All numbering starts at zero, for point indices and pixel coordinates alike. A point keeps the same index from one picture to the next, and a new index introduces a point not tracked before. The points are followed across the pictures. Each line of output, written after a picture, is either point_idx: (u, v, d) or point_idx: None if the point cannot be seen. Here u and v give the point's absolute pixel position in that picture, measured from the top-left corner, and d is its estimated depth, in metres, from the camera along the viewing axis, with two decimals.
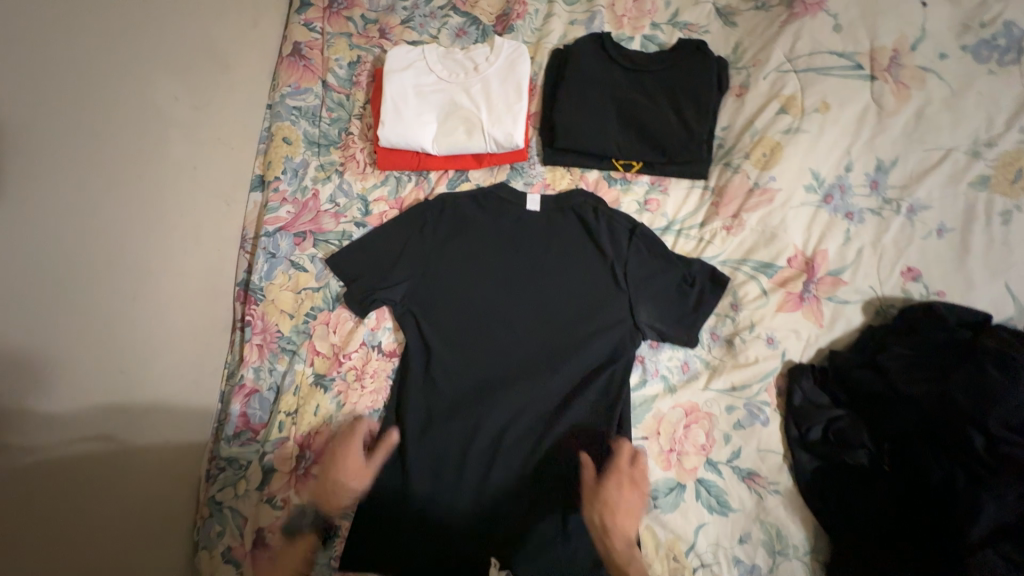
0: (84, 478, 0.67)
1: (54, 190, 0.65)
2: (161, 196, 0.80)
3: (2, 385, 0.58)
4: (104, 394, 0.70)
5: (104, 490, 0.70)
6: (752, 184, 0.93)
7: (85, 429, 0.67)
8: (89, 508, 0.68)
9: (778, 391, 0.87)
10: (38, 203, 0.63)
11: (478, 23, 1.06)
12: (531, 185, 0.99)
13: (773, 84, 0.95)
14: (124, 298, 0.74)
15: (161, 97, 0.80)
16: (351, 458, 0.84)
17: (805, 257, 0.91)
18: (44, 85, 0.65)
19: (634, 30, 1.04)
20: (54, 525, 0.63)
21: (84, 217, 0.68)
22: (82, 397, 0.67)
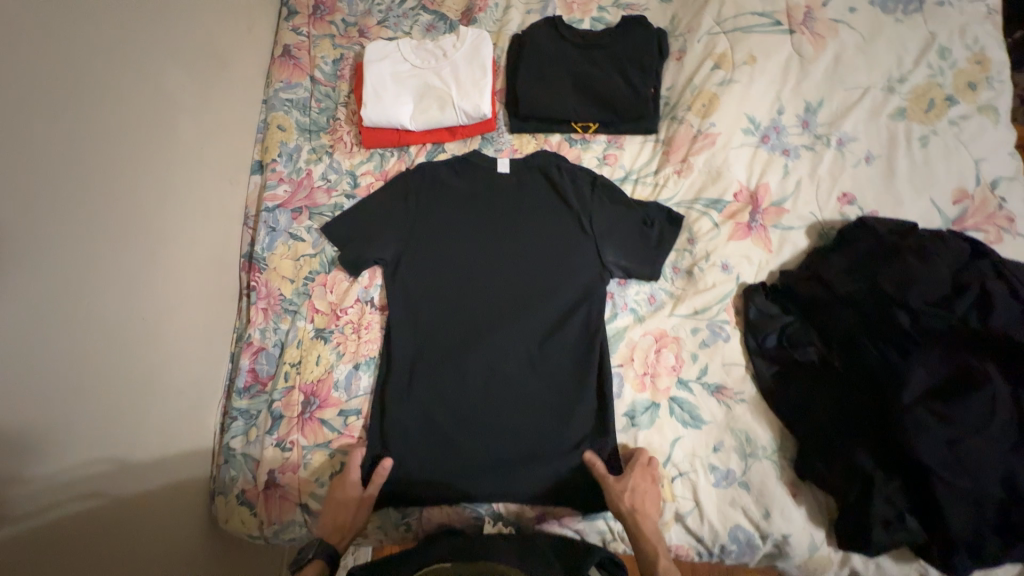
0: (115, 407, 0.77)
1: (96, 154, 0.76)
2: (176, 174, 0.92)
3: (55, 311, 0.68)
4: (128, 336, 0.80)
5: (129, 423, 0.80)
6: (696, 132, 1.04)
7: (114, 364, 0.77)
8: (117, 436, 0.77)
9: (735, 310, 0.96)
10: (84, 164, 0.74)
11: (445, 18, 1.20)
12: (500, 151, 1.10)
13: (706, 45, 1.07)
14: (146, 259, 0.84)
15: (176, 88, 0.92)
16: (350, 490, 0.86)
17: (750, 191, 1.01)
18: (90, 65, 0.76)
19: (582, 12, 1.18)
20: (90, 442, 0.73)
21: (117, 184, 0.79)
22: (112, 339, 0.77)
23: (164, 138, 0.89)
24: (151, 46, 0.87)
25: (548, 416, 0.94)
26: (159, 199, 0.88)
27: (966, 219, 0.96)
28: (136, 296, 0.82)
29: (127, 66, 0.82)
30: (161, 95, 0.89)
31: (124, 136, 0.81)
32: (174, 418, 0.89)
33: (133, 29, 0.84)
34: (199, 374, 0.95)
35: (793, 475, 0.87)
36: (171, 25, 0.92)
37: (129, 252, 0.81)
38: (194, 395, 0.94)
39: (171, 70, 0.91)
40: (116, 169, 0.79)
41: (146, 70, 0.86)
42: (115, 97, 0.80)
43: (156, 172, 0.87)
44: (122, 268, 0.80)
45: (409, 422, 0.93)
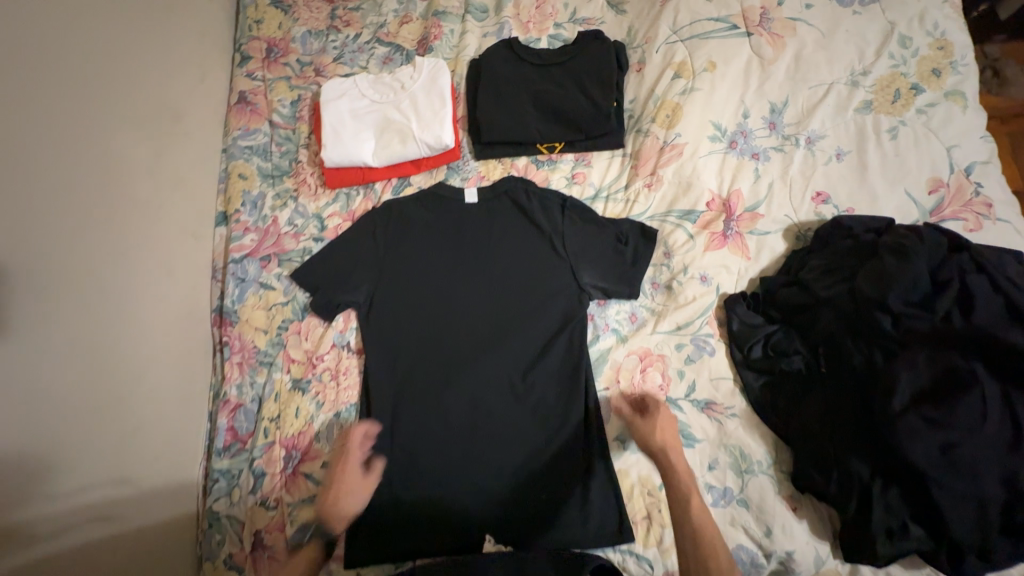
0: (81, 489, 0.74)
1: (42, 228, 0.73)
2: (133, 235, 0.89)
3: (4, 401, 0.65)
4: (93, 412, 0.77)
5: (100, 503, 0.76)
6: (662, 143, 1.02)
7: (76, 444, 0.74)
8: (87, 516, 0.74)
9: (718, 321, 0.94)
10: (31, 242, 0.72)
11: (401, 49, 1.18)
12: (467, 180, 1.08)
13: (665, 54, 1.06)
14: (106, 327, 0.82)
15: (125, 147, 0.90)
16: (351, 473, 0.87)
17: (722, 200, 1.00)
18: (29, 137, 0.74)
19: (539, 32, 1.16)
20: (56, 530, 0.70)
21: (63, 254, 0.76)
22: (70, 418, 0.74)
23: (115, 199, 0.86)
24: (90, 107, 0.84)
25: (537, 449, 0.91)
26: (115, 263, 0.85)
27: (943, 208, 0.94)
28: (94, 367, 0.79)
29: (66, 131, 0.80)
30: (108, 156, 0.86)
31: (69, 203, 0.78)
32: (151, 492, 0.85)
33: (69, 93, 0.81)
34: (177, 438, 0.92)
35: (791, 488, 0.84)
36: (112, 83, 0.89)
37: (84, 321, 0.78)
38: (174, 461, 0.90)
39: (118, 128, 0.89)
40: (61, 239, 0.76)
41: (88, 133, 0.83)
42: (55, 165, 0.77)
43: (109, 235, 0.85)
44: (77, 341, 0.76)
45: (392, 467, 0.91)
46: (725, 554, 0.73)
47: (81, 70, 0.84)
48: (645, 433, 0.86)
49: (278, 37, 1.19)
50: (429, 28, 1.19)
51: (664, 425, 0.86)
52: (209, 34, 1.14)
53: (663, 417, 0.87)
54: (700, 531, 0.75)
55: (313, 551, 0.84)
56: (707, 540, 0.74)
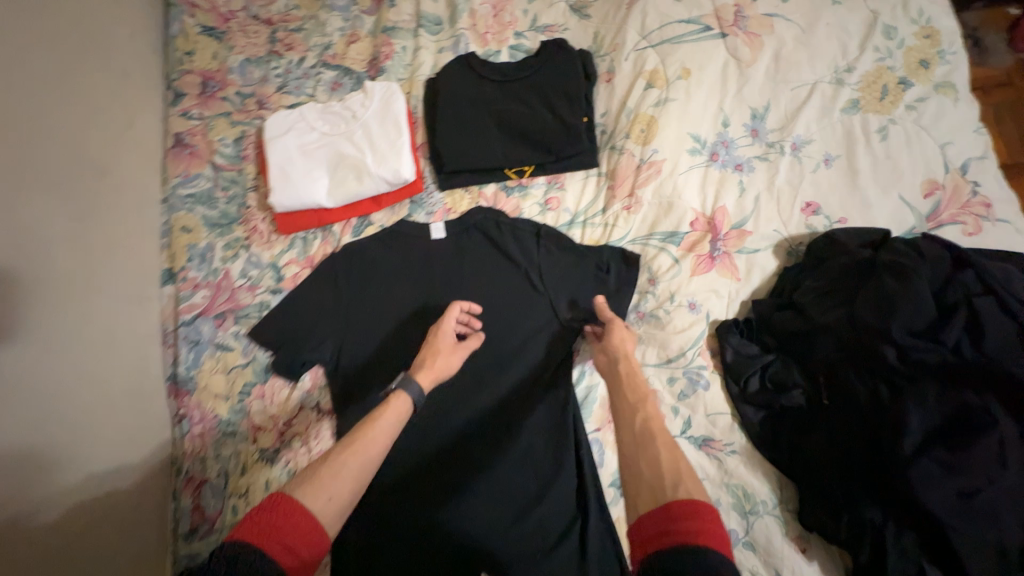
0: None
1: None
2: (62, 311, 0.79)
3: None
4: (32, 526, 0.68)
5: None
6: (639, 161, 0.95)
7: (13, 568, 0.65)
8: None
9: (711, 352, 0.88)
10: None
11: (351, 72, 1.09)
12: (433, 214, 1.00)
13: (635, 62, 0.98)
14: (39, 423, 0.72)
15: (44, 213, 0.79)
16: (442, 341, 0.82)
17: (706, 218, 0.93)
18: None
19: (498, 43, 1.07)
20: None
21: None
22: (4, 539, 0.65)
23: (36, 274, 0.76)
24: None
25: (528, 506, 0.83)
26: (43, 347, 0.75)
27: (940, 212, 0.88)
28: (31, 471, 0.69)
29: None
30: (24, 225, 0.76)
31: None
32: None
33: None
34: (134, 531, 0.83)
35: (799, 528, 0.78)
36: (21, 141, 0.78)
37: (12, 422, 0.68)
38: (134, 555, 0.81)
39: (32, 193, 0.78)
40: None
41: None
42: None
43: (34, 316, 0.74)
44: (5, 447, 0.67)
45: (367, 543, 0.83)
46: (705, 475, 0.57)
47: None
48: (612, 338, 0.80)
49: (213, 68, 1.08)
50: (378, 46, 1.09)
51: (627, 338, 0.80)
52: (135, 71, 1.03)
53: (628, 335, 0.80)
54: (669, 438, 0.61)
55: (410, 398, 0.71)
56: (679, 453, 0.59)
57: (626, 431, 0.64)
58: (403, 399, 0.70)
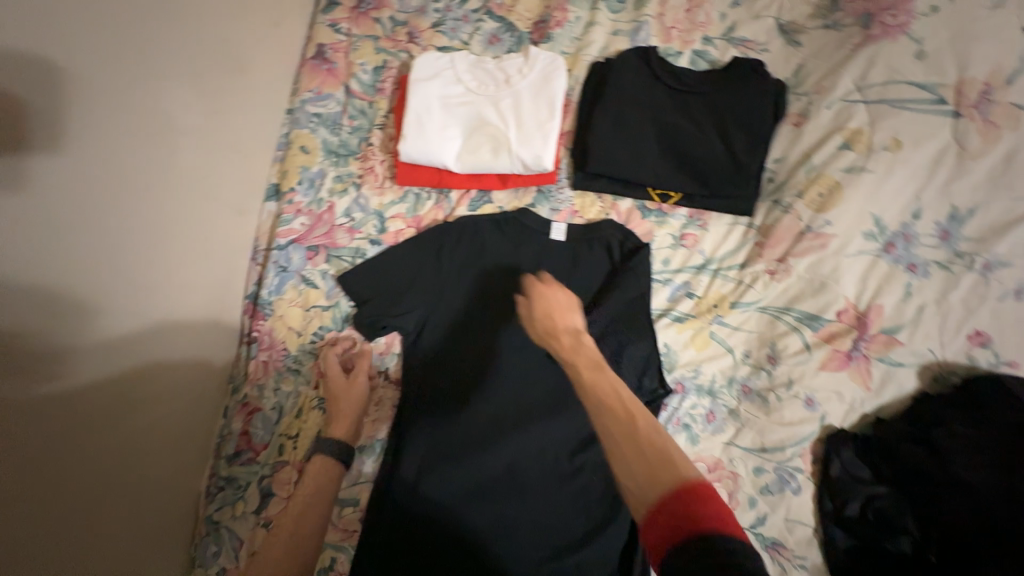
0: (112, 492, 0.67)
1: (94, 200, 0.61)
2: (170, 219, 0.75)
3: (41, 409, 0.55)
4: (123, 408, 0.68)
5: (126, 507, 0.69)
6: (803, 227, 0.84)
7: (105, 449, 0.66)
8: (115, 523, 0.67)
9: (813, 458, 0.80)
10: (80, 220, 0.60)
11: (514, 29, 0.99)
12: (557, 212, 0.92)
13: (838, 114, 0.85)
14: (123, 333, 0.67)
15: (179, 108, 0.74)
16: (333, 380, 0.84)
17: (857, 312, 0.82)
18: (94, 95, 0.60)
19: (682, 44, 0.95)
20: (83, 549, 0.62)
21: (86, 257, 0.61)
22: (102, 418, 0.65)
23: (145, 177, 0.69)
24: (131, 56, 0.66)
25: (570, 546, 0.77)
26: (136, 258, 0.69)
27: None
28: (106, 391, 0.65)
29: (95, 91, 0.61)
30: (144, 120, 0.68)
31: (98, 188, 0.62)
32: (161, 491, 0.76)
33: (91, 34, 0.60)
34: (186, 441, 0.82)
35: None
36: (161, 22, 0.70)
37: (92, 338, 0.62)
38: (181, 461, 0.81)
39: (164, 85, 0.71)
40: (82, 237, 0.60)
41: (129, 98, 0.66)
42: (95, 131, 0.61)
43: (132, 222, 0.68)
44: (85, 367, 0.61)
45: (403, 541, 0.76)
46: (674, 446, 0.49)
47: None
48: (536, 306, 0.71)
49: None
50: (551, 9, 0.98)
51: (562, 302, 0.71)
52: None
53: (561, 297, 0.72)
54: (630, 402, 0.53)
55: (324, 455, 0.76)
56: (642, 420, 0.51)
57: (607, 412, 0.53)
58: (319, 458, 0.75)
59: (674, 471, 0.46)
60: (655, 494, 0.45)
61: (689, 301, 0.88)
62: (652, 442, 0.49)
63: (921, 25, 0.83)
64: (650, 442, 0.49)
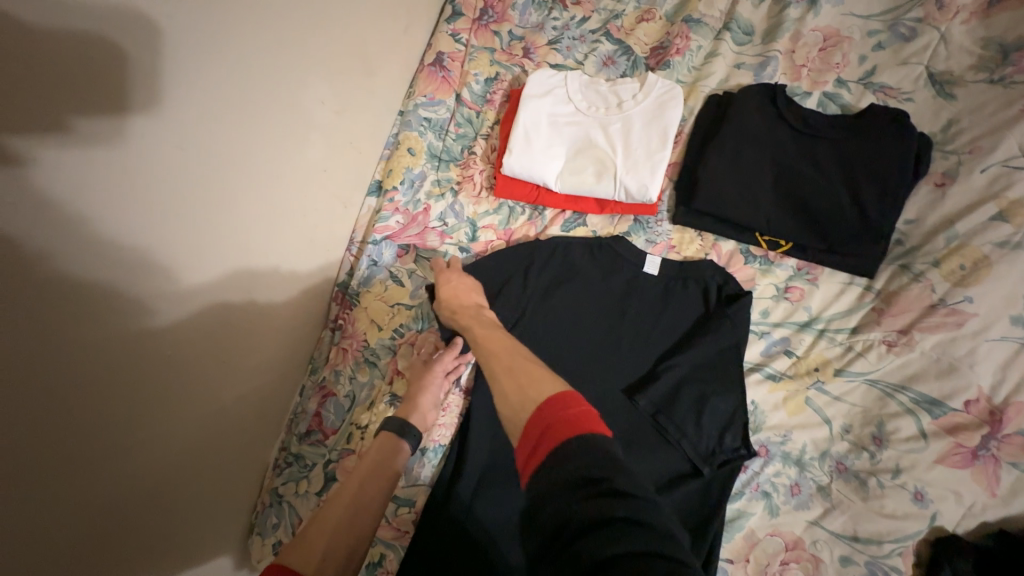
0: (196, 452, 0.71)
1: (222, 178, 0.66)
2: (265, 207, 0.76)
3: (144, 364, 0.60)
4: (218, 375, 0.73)
5: (203, 468, 0.74)
6: (936, 300, 0.76)
7: (199, 410, 0.70)
8: (190, 480, 0.71)
9: (916, 560, 0.71)
10: (210, 197, 0.64)
11: (630, 53, 0.97)
12: (652, 244, 0.89)
13: (994, 180, 0.76)
14: (227, 305, 0.72)
15: (301, 103, 0.78)
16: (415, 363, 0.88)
17: (990, 405, 0.72)
18: (241, 83, 0.66)
19: (813, 84, 0.89)
20: (156, 499, 0.66)
21: (181, 230, 0.61)
22: (199, 380, 0.69)
23: (251, 161, 0.71)
24: (268, 45, 0.69)
25: None
26: (234, 237, 0.71)
27: None
28: (178, 365, 0.65)
29: (228, 73, 0.63)
30: (264, 106, 0.71)
31: (206, 163, 0.63)
32: (233, 460, 0.81)
33: (240, 22, 0.63)
34: (247, 426, 0.83)
35: None
36: (309, 25, 0.75)
37: (191, 309, 0.66)
38: (244, 441, 0.82)
39: (290, 77, 0.74)
40: (182, 208, 0.60)
41: (253, 83, 0.68)
42: (237, 116, 0.66)
43: (235, 203, 0.70)
44: (164, 336, 0.62)
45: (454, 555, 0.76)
46: (549, 382, 0.56)
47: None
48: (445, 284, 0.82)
49: None
50: (673, 36, 0.95)
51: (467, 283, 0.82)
52: None
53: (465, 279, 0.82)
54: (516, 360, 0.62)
55: (388, 429, 0.77)
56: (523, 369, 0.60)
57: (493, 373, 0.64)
58: (385, 437, 0.77)
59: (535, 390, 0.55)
60: (525, 418, 0.52)
61: (786, 359, 0.82)
62: (530, 381, 0.57)
63: None
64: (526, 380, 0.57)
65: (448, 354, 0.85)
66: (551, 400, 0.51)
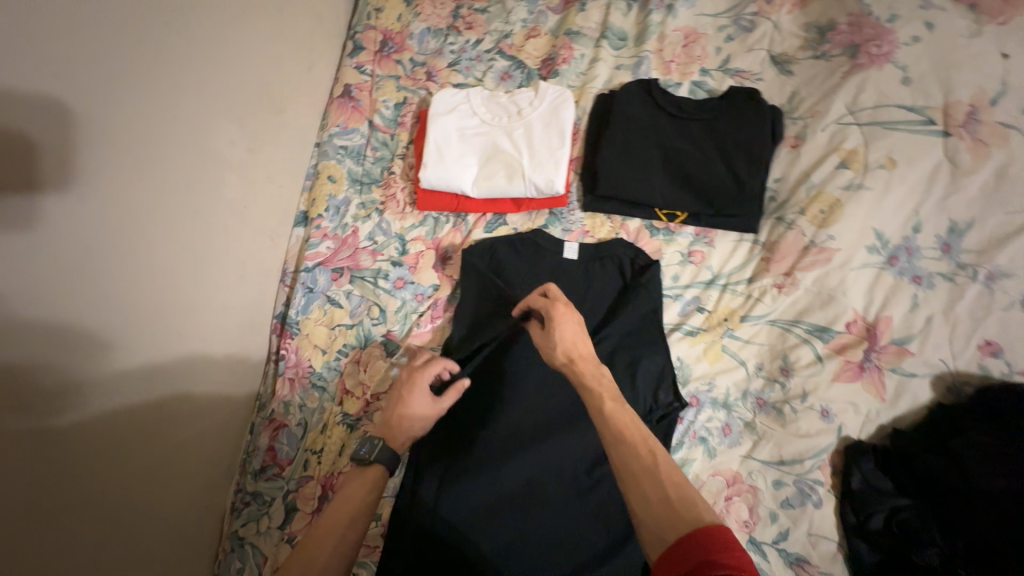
0: (140, 502, 0.70)
1: (134, 222, 0.67)
2: (187, 248, 0.77)
3: (71, 415, 0.59)
4: (158, 419, 0.72)
5: (151, 519, 0.72)
6: (807, 242, 0.88)
7: (136, 459, 0.69)
8: (138, 532, 0.69)
9: (832, 470, 0.80)
10: (121, 241, 0.65)
11: (523, 66, 1.07)
12: (569, 232, 0.97)
13: (832, 136, 0.90)
14: (156, 349, 0.72)
15: (209, 145, 0.80)
16: (417, 402, 0.77)
17: (866, 323, 0.84)
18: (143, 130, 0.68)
19: (681, 76, 1.02)
20: (103, 556, 0.64)
21: (86, 280, 0.61)
22: (136, 427, 0.69)
23: (163, 204, 0.72)
24: (165, 95, 0.72)
25: (591, 563, 0.76)
26: (156, 280, 0.71)
27: None
28: (101, 417, 0.64)
29: (129, 125, 0.66)
30: (171, 150, 0.73)
31: (107, 210, 0.63)
32: (186, 509, 0.78)
33: (129, 76, 0.66)
34: (194, 474, 0.80)
35: None
36: (206, 71, 0.79)
37: (118, 354, 0.66)
38: (195, 489, 0.80)
39: (193, 122, 0.77)
40: (84, 259, 0.60)
41: (151, 130, 0.69)
42: (144, 163, 0.69)
43: (154, 245, 0.71)
44: (85, 388, 0.61)
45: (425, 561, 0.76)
46: (695, 491, 0.54)
47: (187, 34, 0.75)
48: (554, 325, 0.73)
49: (395, 30, 1.10)
50: (558, 48, 1.06)
51: (569, 327, 0.73)
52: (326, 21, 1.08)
53: (568, 320, 0.74)
54: (658, 450, 0.57)
55: (383, 469, 0.72)
56: (668, 469, 0.56)
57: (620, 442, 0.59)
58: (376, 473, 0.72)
59: (689, 507, 0.52)
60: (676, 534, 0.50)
61: (699, 315, 0.91)
62: (677, 487, 0.54)
63: (904, 53, 0.89)
64: (671, 481, 0.54)
65: (452, 394, 0.78)
66: (707, 527, 0.48)
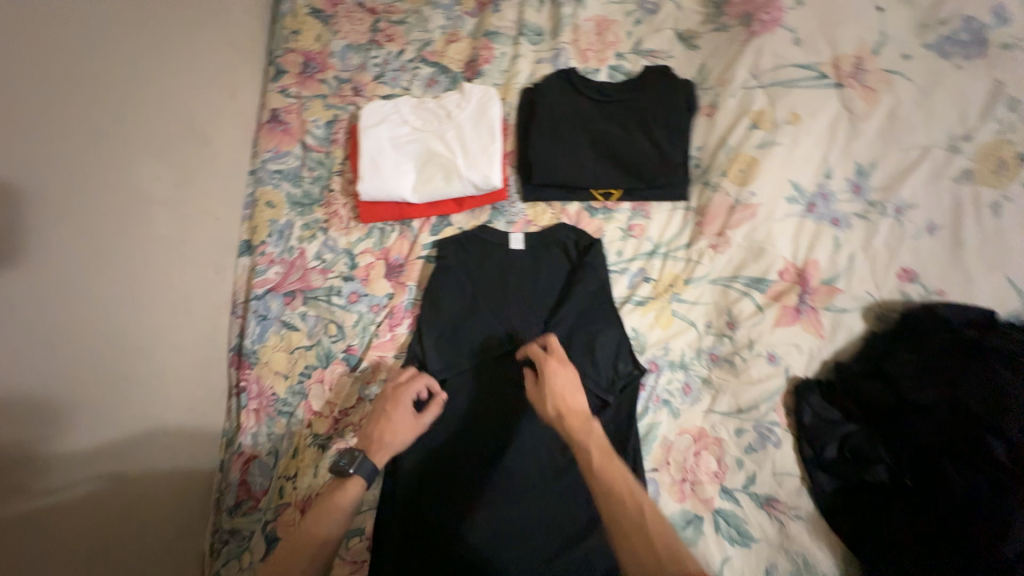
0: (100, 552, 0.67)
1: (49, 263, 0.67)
2: (122, 287, 0.77)
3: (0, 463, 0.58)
4: (109, 463, 0.71)
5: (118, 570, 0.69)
6: (733, 201, 0.93)
7: (90, 505, 0.67)
8: None
9: (786, 409, 0.85)
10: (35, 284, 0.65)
11: (447, 71, 1.09)
12: (512, 223, 0.99)
13: (741, 101, 0.96)
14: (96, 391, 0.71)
15: (130, 183, 0.80)
16: (400, 419, 0.79)
17: (796, 269, 0.89)
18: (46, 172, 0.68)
19: (598, 62, 1.06)
20: None
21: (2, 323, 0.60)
22: (82, 473, 0.67)
23: (84, 245, 0.72)
24: (68, 138, 0.72)
25: (577, 536, 0.78)
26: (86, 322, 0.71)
27: None
28: (66, 465, 0.66)
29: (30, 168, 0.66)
30: (85, 191, 0.73)
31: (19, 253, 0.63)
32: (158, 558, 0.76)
33: (26, 121, 0.66)
34: (163, 520, 0.78)
35: None
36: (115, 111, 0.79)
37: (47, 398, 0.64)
38: (166, 536, 0.78)
39: (108, 163, 0.77)
40: (20, 311, 0.62)
41: (57, 172, 0.69)
42: (52, 205, 0.68)
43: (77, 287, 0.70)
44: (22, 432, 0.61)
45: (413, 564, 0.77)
46: (682, 546, 0.57)
47: (84, 78, 0.75)
48: (549, 383, 0.76)
49: (316, 50, 1.11)
50: (478, 49, 1.09)
51: (565, 384, 0.76)
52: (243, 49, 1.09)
53: (564, 378, 0.76)
54: (647, 506, 0.61)
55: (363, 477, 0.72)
56: (656, 521, 0.60)
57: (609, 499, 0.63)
58: (356, 483, 0.72)
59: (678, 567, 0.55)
60: None
61: (647, 285, 0.95)
62: (666, 541, 0.58)
63: (792, 17, 0.97)
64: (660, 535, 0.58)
65: (434, 409, 0.80)
66: None
